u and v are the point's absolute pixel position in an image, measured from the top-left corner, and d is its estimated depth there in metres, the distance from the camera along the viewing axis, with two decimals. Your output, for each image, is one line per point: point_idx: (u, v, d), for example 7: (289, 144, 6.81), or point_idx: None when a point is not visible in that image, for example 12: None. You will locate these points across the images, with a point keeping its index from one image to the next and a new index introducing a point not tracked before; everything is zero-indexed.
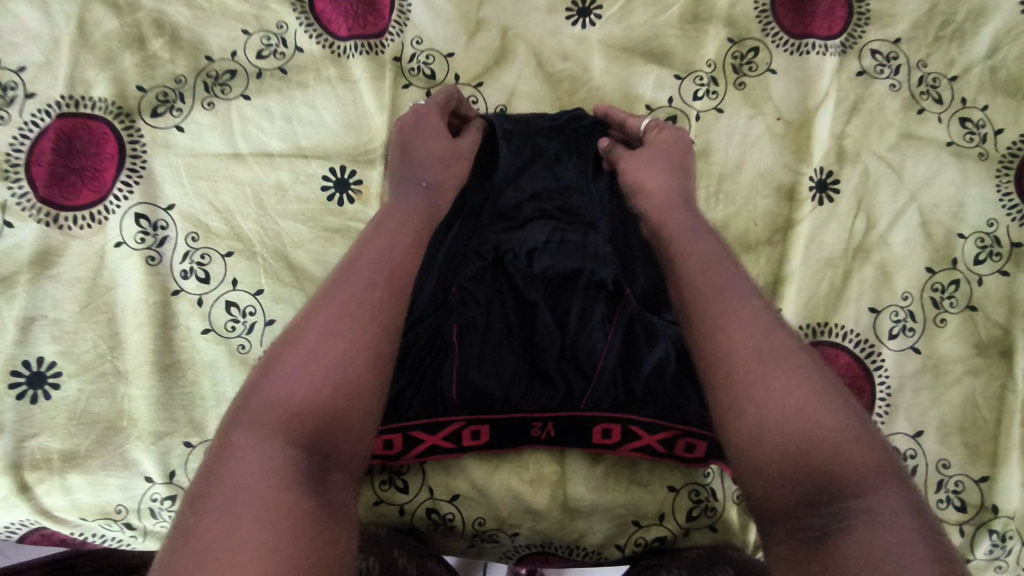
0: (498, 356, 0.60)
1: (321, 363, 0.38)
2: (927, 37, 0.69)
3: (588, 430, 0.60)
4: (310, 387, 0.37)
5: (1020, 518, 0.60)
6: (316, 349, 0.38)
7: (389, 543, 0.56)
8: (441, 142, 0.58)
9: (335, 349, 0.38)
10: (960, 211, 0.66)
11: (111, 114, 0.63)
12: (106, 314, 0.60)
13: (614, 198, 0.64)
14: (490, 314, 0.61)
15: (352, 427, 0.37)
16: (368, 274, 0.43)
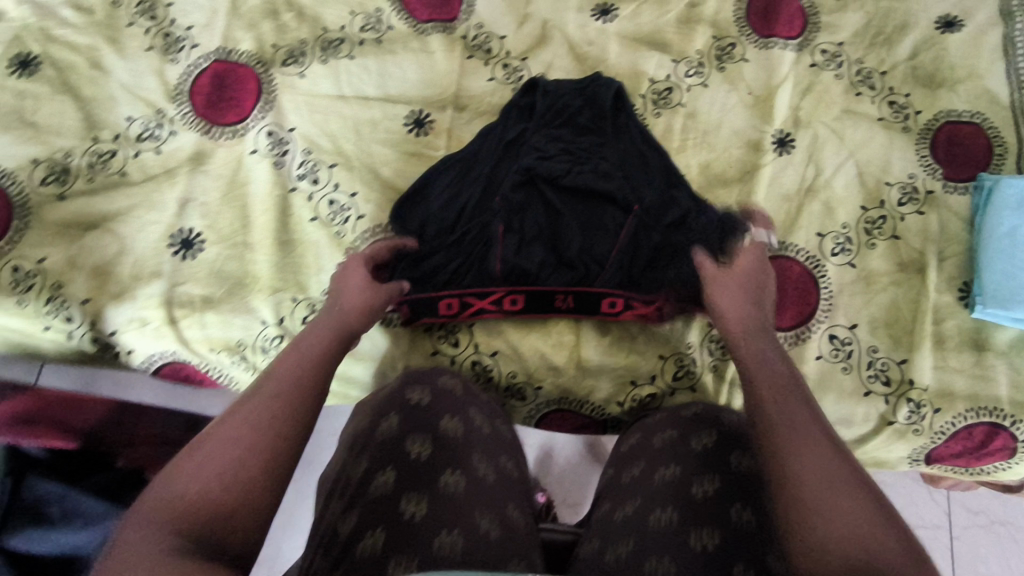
0: (529, 251, 0.80)
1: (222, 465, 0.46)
2: (863, 43, 0.93)
3: (597, 302, 0.79)
4: (220, 490, 0.45)
5: (931, 391, 0.78)
6: (219, 451, 0.47)
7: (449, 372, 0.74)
8: (347, 302, 0.67)
9: (235, 462, 0.47)
10: (887, 166, 0.87)
11: (252, 62, 0.84)
12: (241, 202, 0.79)
13: (622, 137, 0.85)
14: (524, 219, 0.81)
15: (241, 509, 0.45)
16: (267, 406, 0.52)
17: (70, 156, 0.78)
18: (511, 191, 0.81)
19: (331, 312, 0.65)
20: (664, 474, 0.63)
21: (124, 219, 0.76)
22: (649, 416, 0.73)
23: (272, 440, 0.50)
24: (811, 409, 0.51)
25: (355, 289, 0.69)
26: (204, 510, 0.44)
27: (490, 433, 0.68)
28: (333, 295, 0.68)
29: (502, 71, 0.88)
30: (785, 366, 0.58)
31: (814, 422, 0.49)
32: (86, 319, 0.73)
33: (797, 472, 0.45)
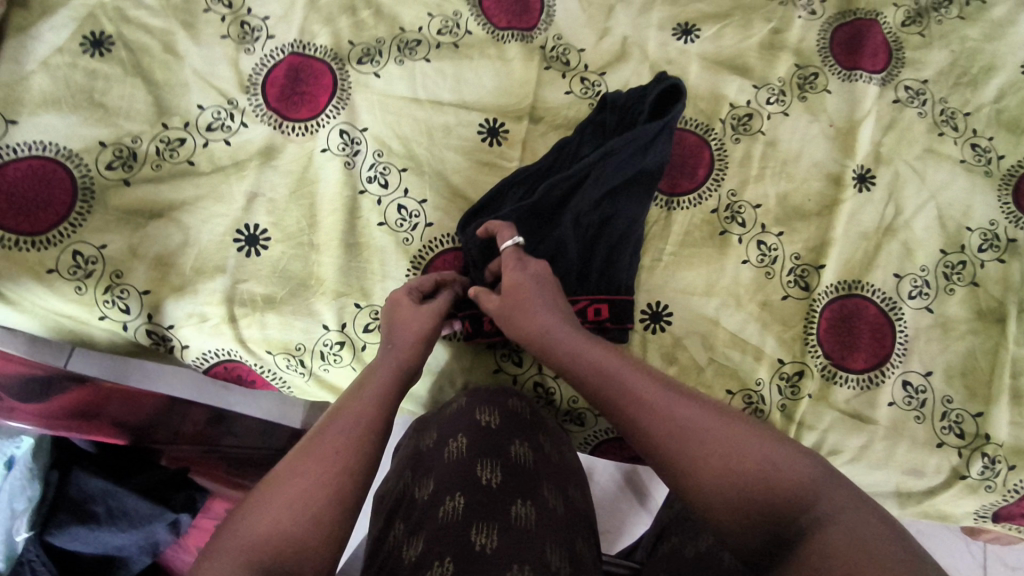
0: (607, 263, 0.77)
1: (292, 504, 0.45)
2: (948, 81, 0.90)
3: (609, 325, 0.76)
4: (295, 524, 0.44)
5: (1006, 447, 0.76)
6: (288, 490, 0.46)
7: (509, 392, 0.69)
8: (406, 328, 0.63)
9: (308, 498, 0.46)
10: (968, 210, 0.84)
11: (328, 58, 0.82)
12: (309, 200, 0.77)
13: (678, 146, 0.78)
14: (596, 225, 0.77)
15: (307, 551, 0.44)
16: (335, 439, 0.50)
17: (138, 141, 0.76)
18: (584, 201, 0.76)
19: (392, 338, 0.62)
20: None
21: (190, 210, 0.74)
22: None
23: (339, 476, 0.48)
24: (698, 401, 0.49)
25: (416, 311, 0.65)
26: (271, 552, 0.43)
27: (559, 460, 0.64)
28: (389, 325, 0.64)
29: (579, 85, 0.86)
30: (596, 355, 0.55)
31: (663, 392, 0.50)
32: (144, 311, 0.71)
33: (688, 448, 0.46)
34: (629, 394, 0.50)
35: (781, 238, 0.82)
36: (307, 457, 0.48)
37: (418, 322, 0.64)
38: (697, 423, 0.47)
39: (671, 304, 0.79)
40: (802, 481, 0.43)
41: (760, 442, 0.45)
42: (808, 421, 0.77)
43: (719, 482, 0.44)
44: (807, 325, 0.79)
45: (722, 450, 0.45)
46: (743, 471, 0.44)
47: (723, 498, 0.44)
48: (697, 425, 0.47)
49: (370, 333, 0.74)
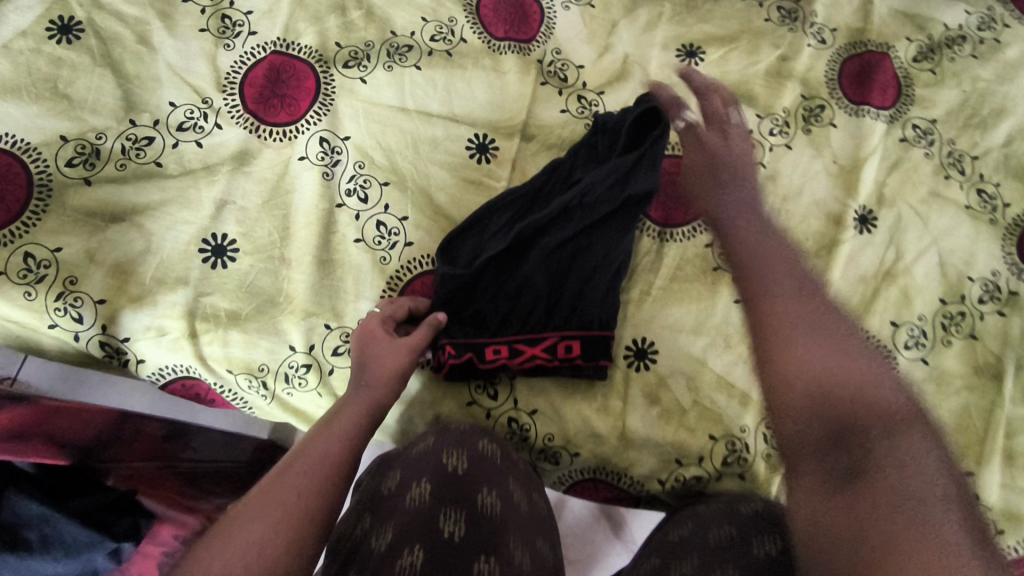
0: (578, 298, 0.73)
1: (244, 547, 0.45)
2: (957, 122, 0.87)
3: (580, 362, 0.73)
4: None
5: (994, 509, 0.73)
6: (243, 537, 0.46)
7: (477, 432, 0.65)
8: (377, 365, 0.62)
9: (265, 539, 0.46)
10: (971, 259, 0.81)
11: (312, 59, 0.77)
12: (282, 211, 0.73)
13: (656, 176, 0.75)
14: (569, 258, 0.74)
15: None
16: (299, 483, 0.50)
17: (102, 138, 0.71)
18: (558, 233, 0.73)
19: (365, 378, 0.61)
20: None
21: (154, 215, 0.70)
22: (701, 505, 0.69)
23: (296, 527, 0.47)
24: (862, 351, 0.50)
25: (390, 345, 0.64)
26: None
27: (528, 510, 0.61)
28: (361, 356, 0.63)
29: (576, 103, 0.82)
30: (772, 243, 0.59)
31: (826, 315, 0.52)
32: (98, 322, 0.67)
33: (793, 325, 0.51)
34: (771, 306, 0.53)
35: None
36: (268, 499, 0.49)
37: (392, 353, 0.63)
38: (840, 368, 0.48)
39: (657, 341, 0.76)
40: (922, 463, 0.42)
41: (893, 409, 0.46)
42: None
43: (825, 432, 0.46)
44: None
45: (841, 368, 0.48)
46: (864, 446, 0.44)
47: (806, 394, 0.47)
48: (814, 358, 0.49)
49: (339, 356, 0.70)
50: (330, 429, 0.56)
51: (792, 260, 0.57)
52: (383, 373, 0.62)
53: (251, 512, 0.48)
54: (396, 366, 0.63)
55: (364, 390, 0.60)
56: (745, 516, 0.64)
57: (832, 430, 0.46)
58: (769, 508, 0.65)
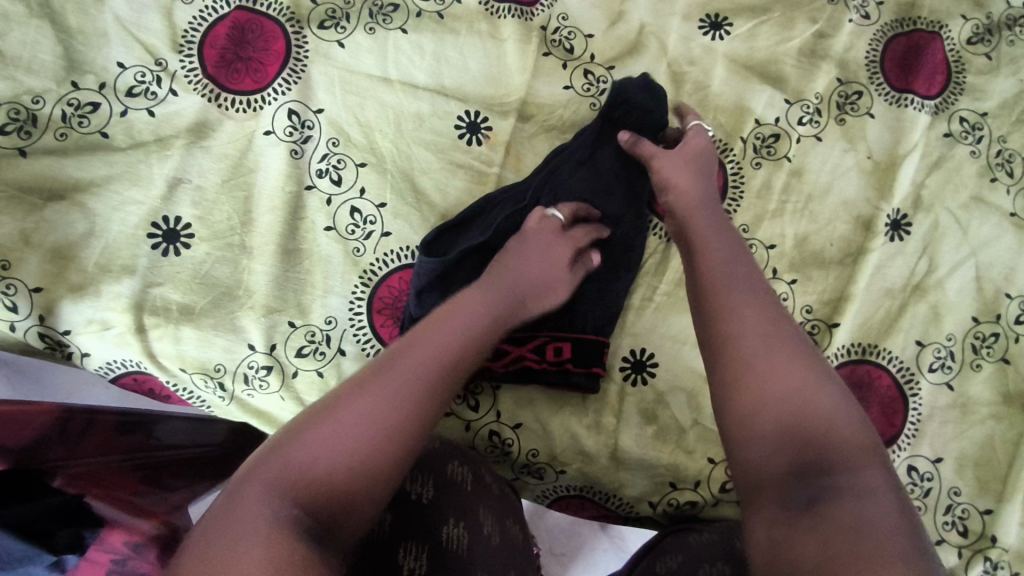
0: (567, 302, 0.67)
1: (336, 464, 0.35)
2: (1010, 117, 0.77)
3: (569, 369, 0.66)
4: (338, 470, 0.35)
5: (1013, 552, 0.66)
6: (344, 424, 0.37)
7: (444, 452, 0.59)
8: (502, 291, 0.53)
9: (354, 439, 0.36)
10: (1011, 274, 0.73)
11: (283, 17, 0.68)
12: (243, 192, 0.65)
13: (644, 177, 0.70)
14: None
15: (353, 512, 0.35)
16: (406, 377, 0.40)
17: (40, 102, 0.62)
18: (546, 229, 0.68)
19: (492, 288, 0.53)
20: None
21: (98, 193, 0.62)
22: (692, 535, 0.62)
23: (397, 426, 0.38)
24: (774, 323, 0.43)
25: (544, 261, 0.58)
26: (316, 498, 0.34)
27: (499, 542, 0.54)
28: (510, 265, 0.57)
29: (581, 79, 0.73)
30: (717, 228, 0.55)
31: (748, 299, 0.45)
32: (35, 312, 0.60)
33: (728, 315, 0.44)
34: (706, 251, 0.52)
35: (793, 286, 0.71)
36: (349, 402, 0.38)
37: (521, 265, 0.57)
38: (725, 290, 0.46)
39: (657, 353, 0.69)
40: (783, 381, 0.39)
41: (779, 329, 0.43)
42: None
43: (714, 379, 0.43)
44: None
45: (734, 298, 0.45)
46: (750, 358, 0.41)
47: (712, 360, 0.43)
48: (727, 293, 0.46)
49: (303, 358, 0.63)
50: (449, 321, 0.46)
51: (726, 248, 0.52)
52: (512, 283, 0.54)
53: (323, 419, 0.37)
54: (530, 280, 0.56)
55: (475, 298, 0.50)
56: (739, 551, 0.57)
57: (707, 307, 0.46)
58: None
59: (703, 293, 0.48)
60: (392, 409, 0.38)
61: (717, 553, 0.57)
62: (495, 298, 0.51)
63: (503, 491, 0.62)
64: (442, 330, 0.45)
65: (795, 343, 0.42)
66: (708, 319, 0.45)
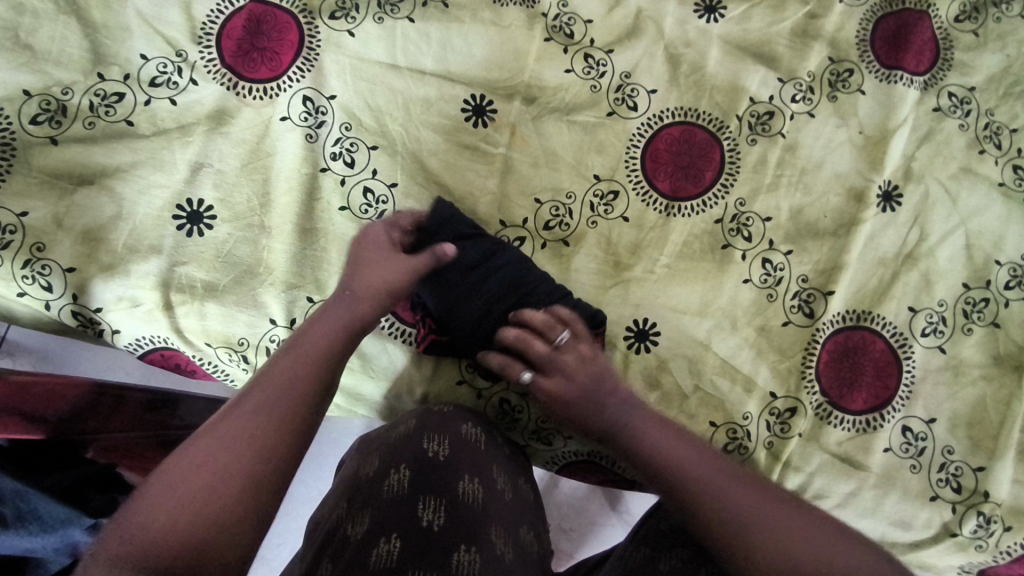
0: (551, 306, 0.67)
1: (181, 525, 0.37)
2: (998, 91, 0.79)
3: None
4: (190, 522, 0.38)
5: (1004, 506, 0.70)
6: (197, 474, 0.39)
7: (455, 415, 0.62)
8: (342, 308, 0.54)
9: (212, 482, 0.39)
10: (1000, 242, 0.76)
11: (295, 9, 0.71)
12: (262, 175, 0.68)
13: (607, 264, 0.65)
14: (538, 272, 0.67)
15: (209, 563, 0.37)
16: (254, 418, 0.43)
17: (69, 93, 0.66)
18: (545, 207, 0.73)
19: (335, 303, 0.55)
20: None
21: (126, 177, 0.66)
22: None
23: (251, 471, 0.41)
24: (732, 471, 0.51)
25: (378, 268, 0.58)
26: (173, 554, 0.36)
27: (513, 497, 0.58)
28: (356, 266, 0.59)
29: (582, 62, 0.76)
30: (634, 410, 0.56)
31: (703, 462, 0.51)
32: (69, 291, 0.63)
33: (702, 484, 0.50)
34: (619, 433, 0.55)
35: (789, 257, 0.74)
36: (181, 466, 0.40)
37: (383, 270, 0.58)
38: (712, 480, 0.50)
39: (659, 322, 0.72)
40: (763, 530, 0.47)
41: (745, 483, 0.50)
42: (796, 461, 0.70)
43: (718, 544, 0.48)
44: (806, 358, 0.72)
45: (702, 466, 0.51)
46: (769, 541, 0.46)
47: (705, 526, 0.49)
48: (689, 465, 0.51)
49: None
50: (300, 345, 0.49)
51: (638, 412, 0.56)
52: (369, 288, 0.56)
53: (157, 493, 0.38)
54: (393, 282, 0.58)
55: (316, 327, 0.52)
56: None
57: (693, 493, 0.49)
58: None
59: (660, 473, 0.51)
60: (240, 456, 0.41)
61: None
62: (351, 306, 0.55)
63: (515, 453, 0.65)
64: (278, 371, 0.46)
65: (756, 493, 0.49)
66: (680, 488, 0.50)
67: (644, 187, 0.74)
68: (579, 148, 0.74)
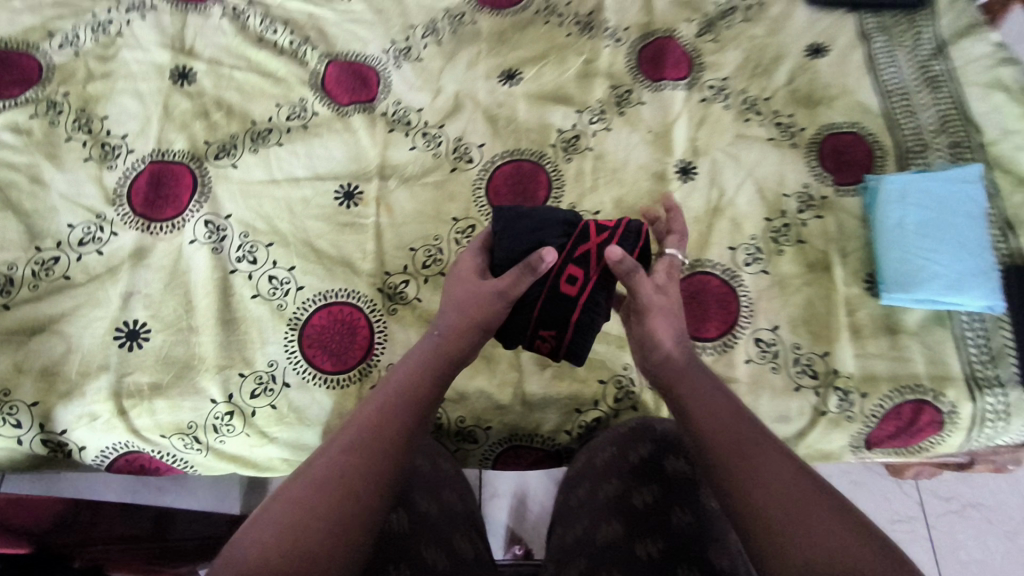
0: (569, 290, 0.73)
1: (300, 522, 0.50)
2: (744, 74, 1.02)
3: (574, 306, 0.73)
4: (299, 516, 0.51)
5: (855, 378, 0.83)
6: (305, 492, 0.53)
7: None
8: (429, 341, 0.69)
9: (327, 483, 0.53)
10: (783, 179, 0.94)
11: (188, 160, 0.90)
12: (182, 289, 0.83)
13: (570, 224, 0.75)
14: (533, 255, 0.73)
15: (316, 554, 0.49)
16: (338, 445, 0.57)
17: (14, 268, 0.82)
18: (420, 251, 0.88)
19: (444, 320, 0.71)
20: (642, 551, 0.63)
21: (70, 319, 0.80)
22: (597, 454, 0.75)
23: (350, 476, 0.54)
24: (768, 457, 0.54)
25: (462, 295, 0.72)
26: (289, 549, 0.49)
27: (432, 470, 0.71)
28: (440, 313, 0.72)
29: (422, 139, 0.96)
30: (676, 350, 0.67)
31: (713, 392, 0.62)
32: (36, 422, 0.75)
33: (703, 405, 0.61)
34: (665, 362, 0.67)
35: None
36: (299, 484, 0.54)
37: (476, 305, 0.71)
38: (710, 402, 0.61)
39: None
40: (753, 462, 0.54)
41: (790, 480, 0.52)
42: None
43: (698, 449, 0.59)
44: None
45: (706, 393, 0.62)
46: (751, 480, 0.53)
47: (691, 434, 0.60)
48: (702, 395, 0.62)
49: (257, 398, 0.78)
50: (387, 383, 0.64)
51: (692, 363, 0.66)
52: (458, 327, 0.70)
53: (274, 507, 0.52)
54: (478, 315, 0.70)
55: (387, 386, 0.64)
56: (630, 462, 0.71)
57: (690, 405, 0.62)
58: (655, 451, 0.71)
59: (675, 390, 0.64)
60: (331, 480, 0.54)
61: (613, 468, 0.72)
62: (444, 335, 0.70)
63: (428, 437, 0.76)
64: (364, 410, 0.60)
65: (788, 476, 0.52)
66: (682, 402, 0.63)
67: None
68: (436, 200, 0.92)
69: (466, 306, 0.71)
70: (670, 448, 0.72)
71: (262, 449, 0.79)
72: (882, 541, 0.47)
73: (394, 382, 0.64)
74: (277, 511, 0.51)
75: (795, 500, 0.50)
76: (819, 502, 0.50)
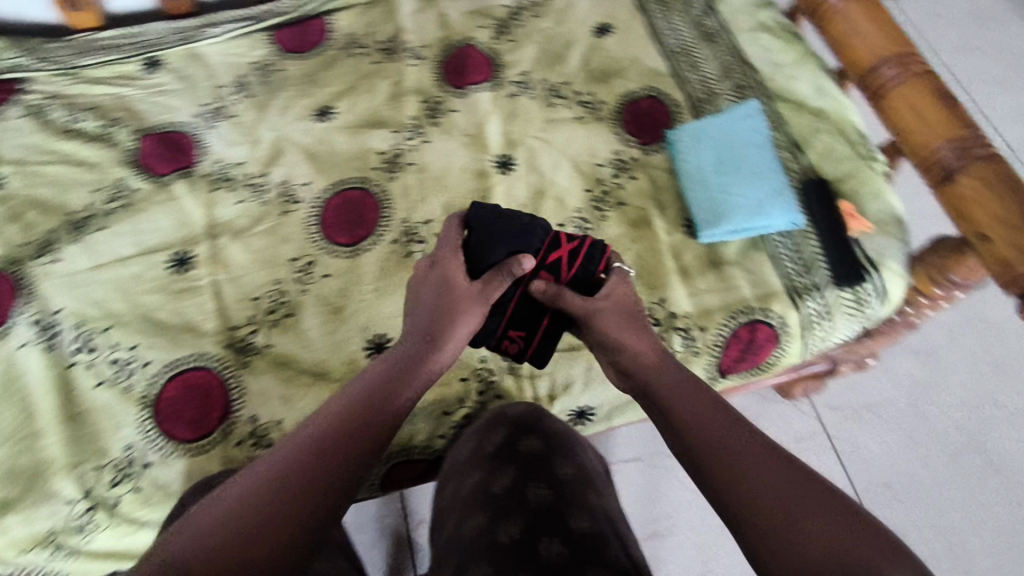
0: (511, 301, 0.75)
1: (217, 548, 0.51)
2: (543, 65, 1.09)
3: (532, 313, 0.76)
4: (218, 542, 0.51)
5: (693, 315, 0.89)
6: (226, 518, 0.52)
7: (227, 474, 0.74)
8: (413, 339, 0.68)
9: (249, 508, 0.53)
10: (595, 151, 1.01)
11: (6, 266, 0.89)
12: (19, 396, 0.81)
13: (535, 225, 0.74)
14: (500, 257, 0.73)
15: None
16: (270, 470, 0.56)
17: None
18: (262, 299, 0.89)
19: (419, 315, 0.69)
20: (505, 534, 0.64)
21: None
22: (458, 451, 0.77)
23: (274, 503, 0.54)
24: (768, 456, 0.56)
25: (426, 296, 0.69)
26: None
27: None
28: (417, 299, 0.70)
29: (247, 191, 0.97)
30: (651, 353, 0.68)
31: (707, 400, 0.62)
32: None
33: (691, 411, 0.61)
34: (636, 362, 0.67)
35: None
36: (221, 506, 0.53)
37: (458, 309, 0.69)
38: (699, 408, 0.61)
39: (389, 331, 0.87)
40: (752, 462, 0.55)
41: (790, 477, 0.53)
42: (536, 371, 0.87)
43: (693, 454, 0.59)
44: None
45: (687, 397, 0.63)
46: (750, 480, 0.54)
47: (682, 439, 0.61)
48: (688, 401, 0.62)
49: (117, 486, 0.77)
50: (331, 403, 0.63)
51: (670, 367, 0.67)
52: (429, 336, 0.67)
53: (191, 531, 0.52)
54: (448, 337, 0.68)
55: (329, 406, 0.62)
56: (486, 451, 0.74)
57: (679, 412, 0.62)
58: (508, 436, 0.75)
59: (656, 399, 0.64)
60: (255, 506, 0.53)
61: (472, 460, 0.74)
62: (424, 335, 0.68)
63: None
64: (302, 434, 0.59)
65: (789, 474, 0.54)
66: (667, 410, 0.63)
67: (329, 248, 0.93)
68: (270, 246, 0.93)
69: (438, 310, 0.68)
70: (523, 429, 0.76)
71: (133, 536, 0.76)
72: (865, 523, 0.50)
73: (331, 404, 0.62)
74: (197, 533, 0.51)
75: (794, 497, 0.52)
76: (818, 494, 0.52)
